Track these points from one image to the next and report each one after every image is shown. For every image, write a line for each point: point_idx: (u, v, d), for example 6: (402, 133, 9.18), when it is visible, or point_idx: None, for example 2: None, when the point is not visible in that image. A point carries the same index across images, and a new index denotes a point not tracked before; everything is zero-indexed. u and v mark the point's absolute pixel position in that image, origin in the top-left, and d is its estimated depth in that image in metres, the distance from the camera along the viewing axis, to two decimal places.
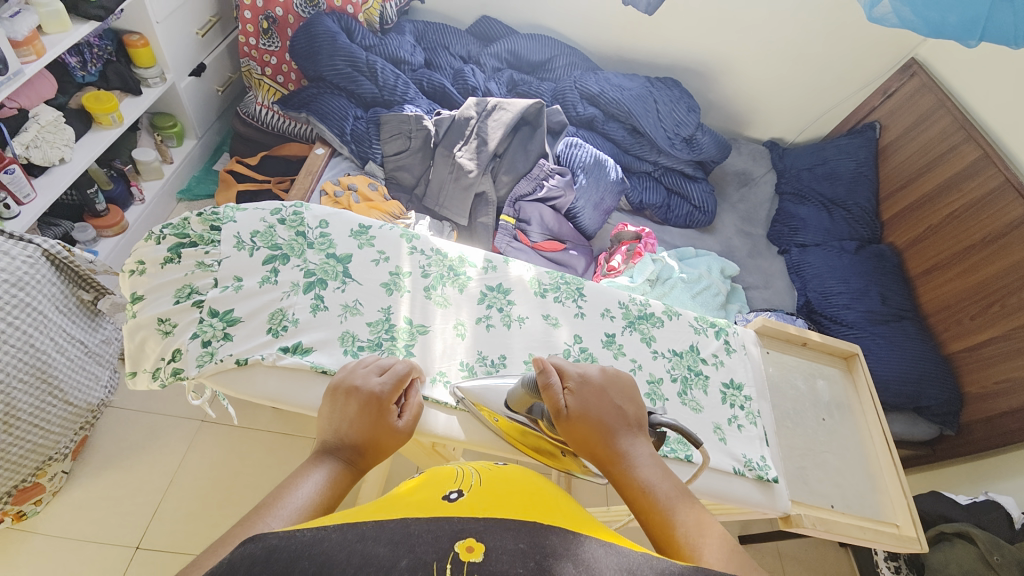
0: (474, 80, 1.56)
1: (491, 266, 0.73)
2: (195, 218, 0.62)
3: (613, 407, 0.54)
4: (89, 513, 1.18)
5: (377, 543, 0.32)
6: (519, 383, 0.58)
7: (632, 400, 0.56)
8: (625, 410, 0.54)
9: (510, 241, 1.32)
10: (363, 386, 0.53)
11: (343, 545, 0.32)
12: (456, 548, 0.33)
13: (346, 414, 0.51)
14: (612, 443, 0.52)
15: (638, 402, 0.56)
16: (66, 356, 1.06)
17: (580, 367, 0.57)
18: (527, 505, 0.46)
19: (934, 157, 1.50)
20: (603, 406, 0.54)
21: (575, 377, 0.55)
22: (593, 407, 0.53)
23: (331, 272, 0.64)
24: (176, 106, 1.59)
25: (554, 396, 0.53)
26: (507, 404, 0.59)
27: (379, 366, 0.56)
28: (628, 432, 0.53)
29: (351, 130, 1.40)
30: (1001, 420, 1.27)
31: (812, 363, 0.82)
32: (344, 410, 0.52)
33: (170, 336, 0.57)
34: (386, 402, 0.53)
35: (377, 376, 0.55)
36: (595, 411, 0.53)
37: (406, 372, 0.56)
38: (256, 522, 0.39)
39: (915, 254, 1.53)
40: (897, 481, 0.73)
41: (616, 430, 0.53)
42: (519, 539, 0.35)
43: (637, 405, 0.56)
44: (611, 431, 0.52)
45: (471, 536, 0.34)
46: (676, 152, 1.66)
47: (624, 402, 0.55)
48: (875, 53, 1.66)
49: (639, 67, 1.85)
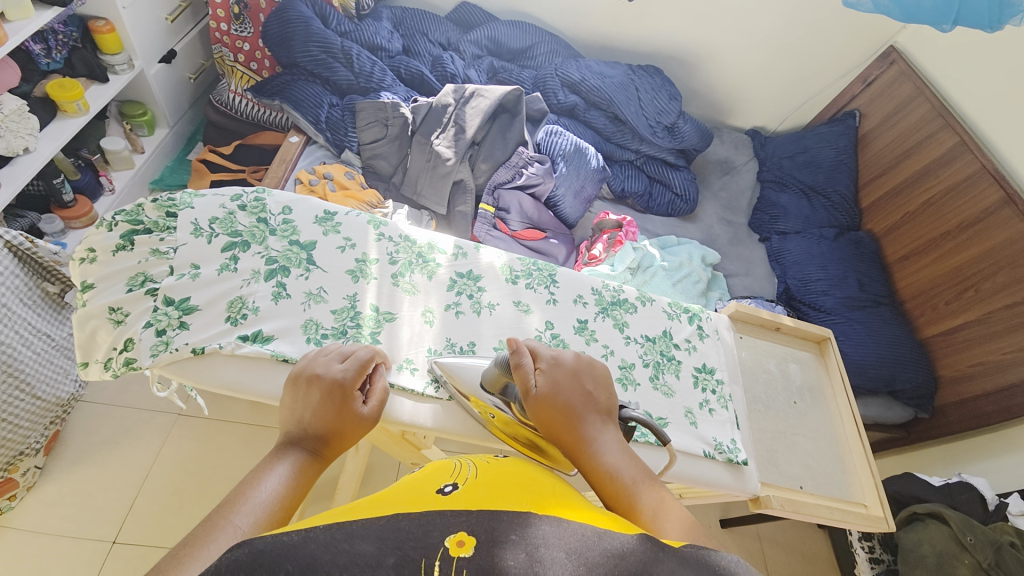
0: (452, 67, 1.54)
1: (461, 253, 0.72)
2: (149, 205, 0.60)
3: (583, 392, 0.54)
4: (61, 509, 1.16)
5: (365, 541, 0.32)
6: (493, 364, 0.58)
7: (602, 385, 0.55)
8: (595, 395, 0.54)
9: (489, 230, 1.31)
10: (325, 373, 0.52)
11: (329, 545, 0.31)
12: (447, 543, 0.33)
13: (309, 403, 0.50)
14: (581, 427, 0.51)
15: (610, 389, 0.56)
16: (32, 350, 1.04)
17: (554, 350, 0.57)
18: (519, 495, 0.45)
19: (912, 144, 1.51)
20: (573, 392, 0.53)
21: (546, 359, 0.56)
22: (563, 390, 0.53)
23: (294, 259, 0.62)
24: (145, 93, 1.54)
25: (524, 376, 0.54)
26: (483, 386, 0.58)
27: (340, 353, 0.55)
28: (597, 418, 0.52)
29: (326, 118, 1.37)
30: (975, 403, 1.30)
31: (785, 348, 0.83)
32: (305, 399, 0.51)
33: (122, 326, 0.55)
34: (349, 390, 0.52)
35: (338, 363, 0.54)
36: (566, 395, 0.53)
37: (367, 358, 0.55)
38: (220, 522, 0.38)
39: (892, 241, 1.55)
40: (866, 463, 0.74)
41: (585, 413, 0.52)
42: (482, 528, 0.34)
43: (607, 390, 0.56)
44: (581, 415, 0.52)
45: (463, 530, 0.34)
46: (658, 140, 1.66)
47: (594, 387, 0.55)
48: (855, 41, 1.67)
49: (622, 55, 1.84)
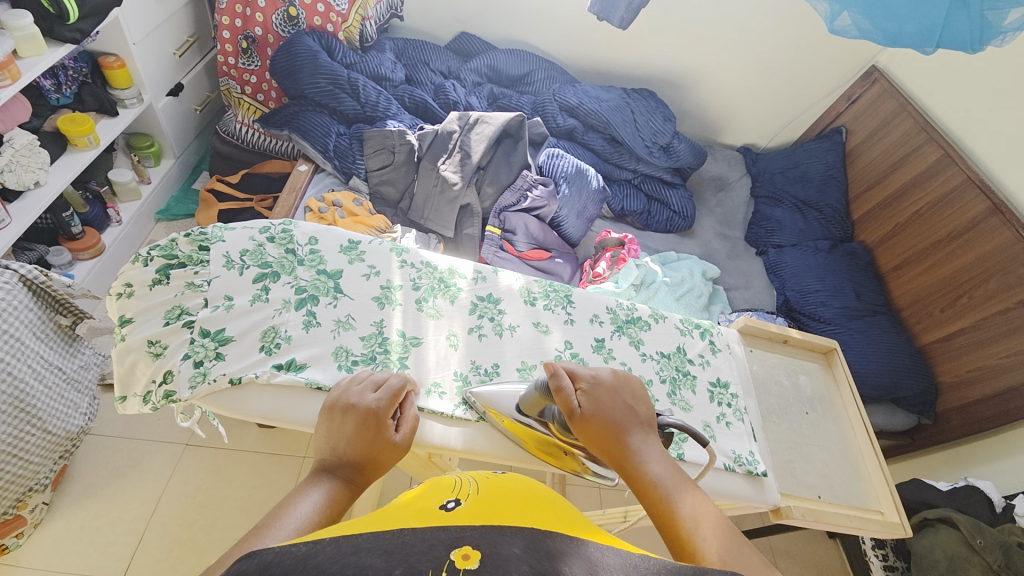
0: (455, 94, 1.59)
1: (481, 277, 0.74)
2: (182, 239, 0.62)
3: (625, 404, 0.56)
4: (70, 545, 1.14)
5: (371, 554, 0.33)
6: (530, 390, 0.60)
7: (642, 399, 0.58)
8: (636, 407, 0.57)
9: (496, 251, 1.33)
10: (359, 403, 0.54)
11: (336, 557, 0.32)
12: (453, 556, 0.33)
13: (345, 433, 0.51)
14: (622, 435, 0.54)
15: (647, 402, 0.59)
16: (45, 383, 1.04)
17: (592, 370, 0.59)
18: (523, 512, 0.47)
19: (898, 158, 1.58)
20: (615, 404, 0.56)
21: (586, 379, 0.57)
22: (605, 406, 0.56)
23: (322, 288, 0.64)
24: (153, 125, 1.57)
25: (567, 398, 0.56)
26: (519, 409, 0.61)
27: (373, 383, 0.57)
28: (639, 429, 0.55)
29: (334, 146, 1.40)
30: (976, 407, 1.32)
31: (794, 359, 0.85)
32: (341, 428, 0.52)
33: (162, 358, 0.56)
34: (383, 418, 0.53)
35: (371, 393, 0.55)
36: (609, 412, 0.55)
37: (400, 387, 0.56)
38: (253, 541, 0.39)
39: (885, 251, 1.60)
40: (879, 470, 0.76)
41: (627, 425, 0.55)
42: (527, 548, 0.36)
43: (646, 404, 0.58)
44: (621, 426, 0.55)
45: (467, 545, 0.34)
46: (654, 159, 1.71)
47: (635, 401, 0.57)
48: (838, 62, 1.75)
49: (615, 79, 1.91)
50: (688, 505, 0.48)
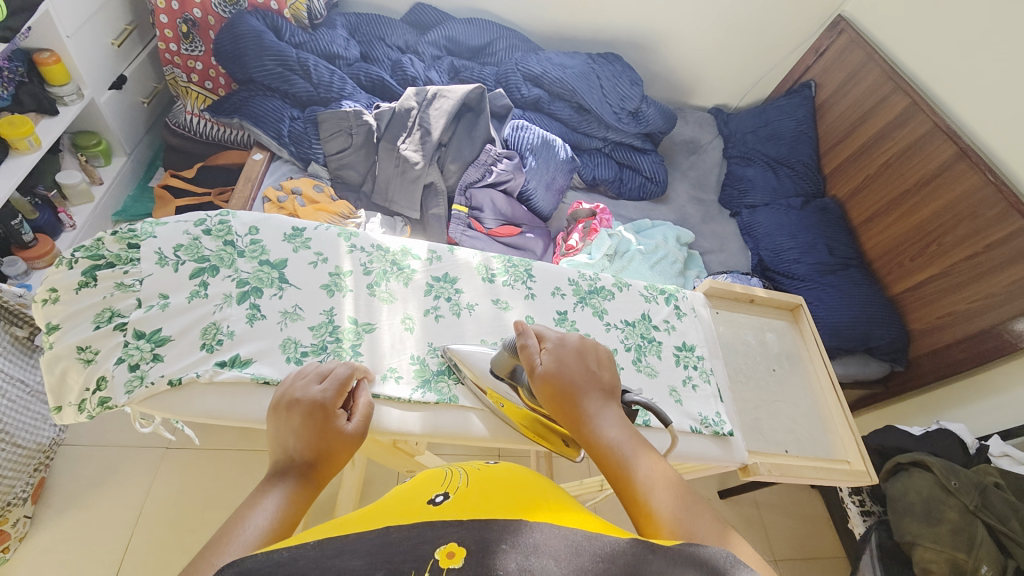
0: (412, 70, 1.53)
1: (436, 256, 0.72)
2: (109, 238, 0.58)
3: (586, 370, 0.55)
4: (56, 556, 1.12)
5: (354, 556, 0.33)
6: (502, 350, 0.60)
7: (605, 364, 0.57)
8: (598, 372, 0.56)
9: (464, 230, 1.30)
10: (304, 397, 0.52)
11: (316, 561, 0.33)
12: (437, 555, 0.34)
13: (293, 429, 0.49)
14: (583, 405, 0.53)
15: (612, 370, 0.57)
16: (7, 398, 1.01)
17: (560, 332, 0.59)
18: (509, 503, 0.47)
19: (867, 109, 1.56)
20: (576, 372, 0.55)
21: (552, 339, 0.58)
22: (567, 370, 0.55)
23: (265, 279, 0.61)
24: (97, 122, 1.49)
25: (530, 355, 0.56)
26: (494, 371, 0.60)
27: (318, 373, 0.55)
28: (600, 398, 0.54)
29: (289, 132, 1.34)
30: (946, 352, 1.35)
31: (760, 318, 0.85)
32: (288, 424, 0.50)
33: (93, 364, 0.53)
34: (331, 408, 0.52)
35: (316, 384, 0.53)
36: (569, 374, 0.55)
37: (347, 376, 0.55)
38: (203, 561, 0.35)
39: (856, 204, 1.60)
40: (844, 420, 0.77)
41: (588, 393, 0.54)
42: (474, 541, 0.35)
43: (610, 370, 0.57)
44: (582, 392, 0.54)
45: (453, 541, 0.35)
46: (624, 126, 1.68)
47: (597, 368, 0.56)
48: (805, 14, 1.72)
49: (580, 44, 1.85)
50: (643, 470, 0.47)
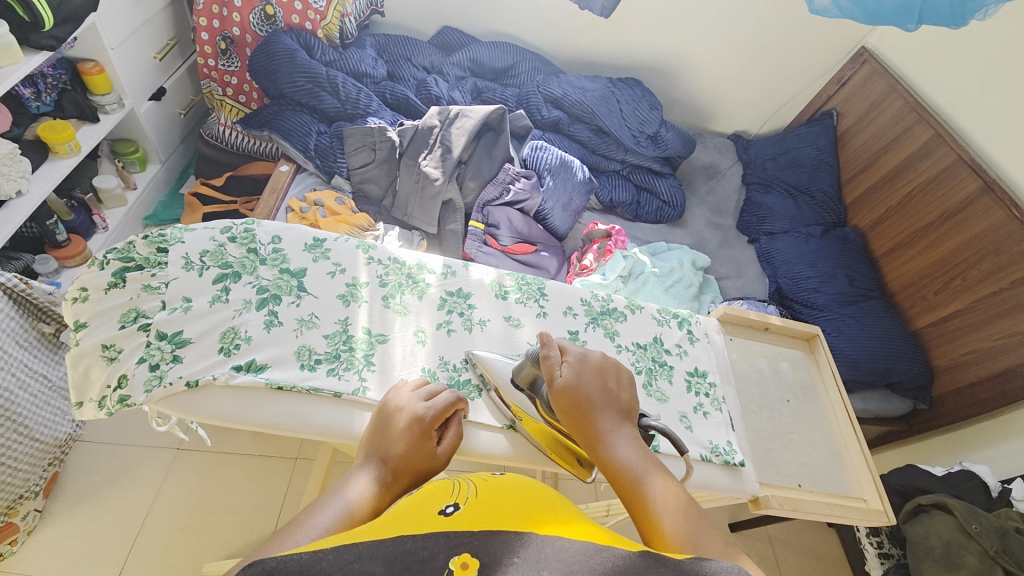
0: (437, 89, 1.58)
1: (450, 271, 0.73)
2: (140, 241, 0.60)
3: (604, 388, 0.56)
4: (64, 552, 1.14)
5: (372, 562, 0.35)
6: (525, 359, 0.61)
7: (625, 385, 0.58)
8: (617, 392, 0.56)
9: (480, 246, 1.32)
10: (408, 410, 0.54)
11: (339, 565, 0.34)
12: (451, 566, 0.36)
13: (394, 436, 0.52)
14: (598, 422, 0.54)
15: (631, 391, 0.58)
16: (29, 391, 1.04)
17: (583, 347, 0.59)
18: (516, 516, 0.46)
19: (890, 139, 1.55)
20: (594, 387, 0.56)
21: (575, 353, 0.58)
22: (585, 385, 0.56)
23: (285, 287, 0.63)
24: (136, 130, 1.56)
25: (551, 367, 0.57)
26: (513, 381, 0.62)
27: (424, 393, 0.56)
28: (616, 416, 0.54)
29: (315, 146, 1.39)
30: (972, 390, 1.30)
31: (775, 346, 0.84)
32: (388, 432, 0.52)
33: (116, 362, 0.55)
34: (429, 428, 0.54)
35: (421, 402, 0.55)
36: (586, 390, 0.55)
37: (451, 402, 0.56)
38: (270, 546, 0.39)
39: (878, 235, 1.58)
40: (861, 456, 0.74)
41: (603, 411, 0.54)
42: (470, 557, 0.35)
43: (629, 392, 0.58)
44: (598, 410, 0.54)
45: (466, 552, 0.37)
46: (642, 149, 1.70)
47: (616, 386, 0.57)
48: (826, 44, 1.73)
49: (601, 69, 1.89)
50: (656, 489, 0.48)
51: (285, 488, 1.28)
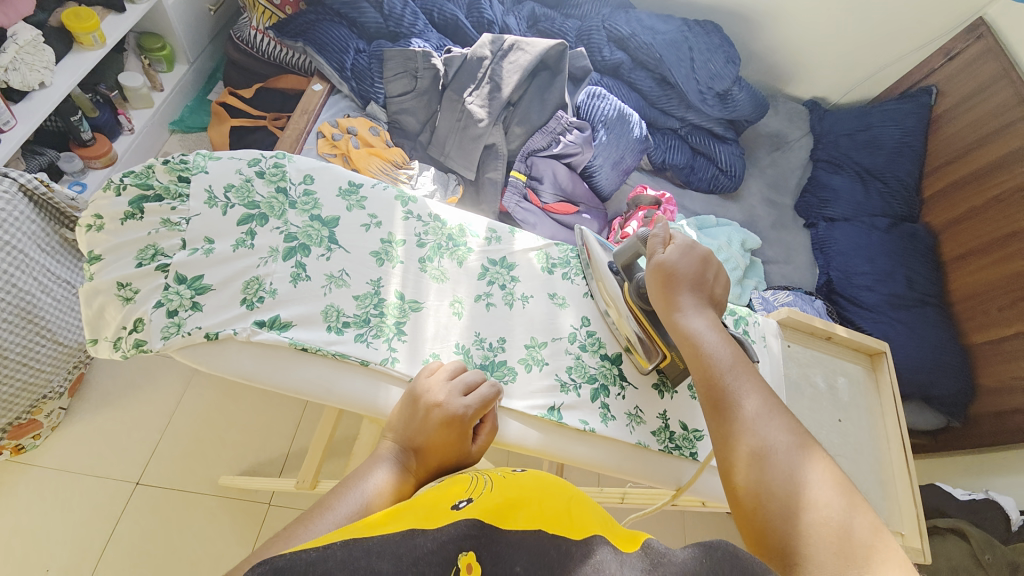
0: (490, 12, 1.39)
1: (495, 237, 0.66)
2: (160, 166, 0.55)
3: (702, 275, 0.58)
4: (90, 448, 1.20)
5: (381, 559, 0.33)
6: (630, 241, 0.63)
7: (720, 280, 0.59)
8: (711, 283, 0.58)
9: (519, 201, 1.22)
10: (446, 405, 0.49)
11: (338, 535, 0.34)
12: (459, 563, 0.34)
13: (424, 430, 0.48)
14: (687, 302, 0.56)
15: (722, 287, 0.59)
16: (53, 297, 1.03)
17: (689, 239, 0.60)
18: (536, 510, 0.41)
19: (986, 134, 1.36)
20: (694, 273, 0.58)
21: (681, 240, 0.59)
22: (686, 266, 0.58)
23: (314, 237, 0.57)
24: (164, 25, 1.45)
25: (656, 246, 0.59)
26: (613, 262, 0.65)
27: (463, 386, 0.51)
28: (706, 303, 0.57)
29: (351, 65, 1.27)
30: (1011, 417, 1.22)
31: (835, 360, 0.77)
32: (422, 423, 0.49)
33: (132, 304, 0.50)
34: (468, 428, 0.49)
35: (460, 398, 0.50)
36: (686, 272, 0.57)
37: (492, 398, 0.51)
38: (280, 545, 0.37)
39: (952, 237, 1.43)
40: (909, 489, 0.69)
41: (695, 294, 0.57)
42: None
43: (721, 289, 0.59)
44: (692, 289, 0.57)
45: (471, 551, 0.35)
46: (707, 108, 1.52)
47: (713, 279, 0.59)
48: (943, 5, 1.47)
49: (674, 7, 1.66)
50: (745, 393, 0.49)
51: (299, 416, 1.30)
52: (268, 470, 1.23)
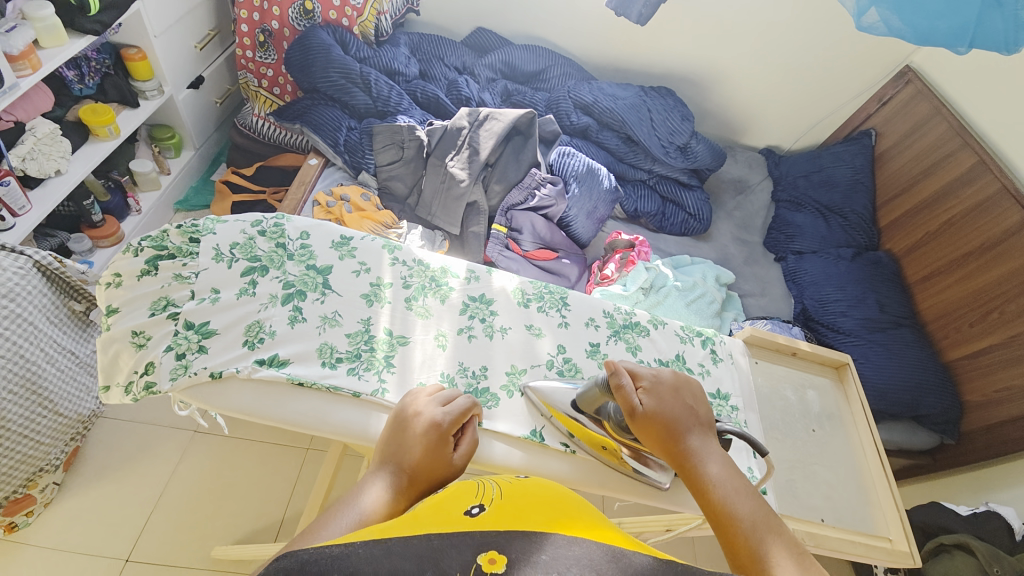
0: (467, 90, 1.57)
1: (474, 276, 0.72)
2: (174, 230, 0.62)
3: (685, 405, 0.58)
4: (80, 524, 1.17)
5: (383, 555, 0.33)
6: (591, 386, 0.60)
7: (700, 400, 0.60)
8: (696, 409, 0.58)
9: (501, 250, 1.31)
10: (426, 413, 0.54)
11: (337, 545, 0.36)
12: (480, 560, 0.34)
13: (412, 439, 0.52)
14: (686, 441, 0.56)
15: (706, 404, 0.60)
16: (57, 366, 1.07)
17: (652, 370, 0.61)
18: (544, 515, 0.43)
19: (930, 164, 1.50)
20: (677, 406, 0.57)
21: (648, 377, 0.59)
22: (667, 405, 0.57)
23: (310, 283, 0.63)
24: (173, 117, 1.61)
25: (627, 396, 0.57)
26: (575, 405, 0.62)
27: (441, 397, 0.57)
28: (699, 432, 0.57)
29: (344, 141, 1.41)
30: (1002, 429, 1.24)
31: (803, 373, 0.81)
32: (408, 434, 0.53)
33: (144, 349, 0.56)
34: (448, 433, 0.54)
35: (438, 406, 0.55)
36: (670, 410, 0.57)
37: (468, 407, 0.56)
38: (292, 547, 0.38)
39: (913, 261, 1.52)
40: (889, 494, 0.72)
41: (688, 428, 0.56)
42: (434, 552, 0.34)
43: (706, 406, 0.60)
44: (683, 427, 0.56)
45: (495, 548, 0.35)
46: (671, 160, 1.67)
47: (694, 402, 0.59)
48: (867, 62, 1.68)
49: (633, 76, 1.87)
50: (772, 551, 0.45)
51: (294, 477, 1.29)
52: (262, 537, 1.21)
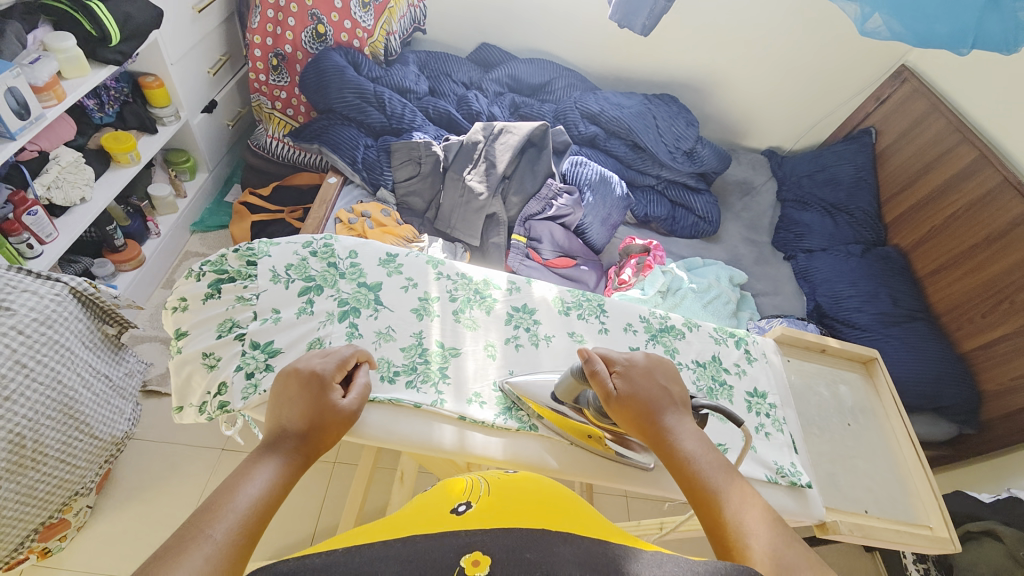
0: (477, 105, 1.61)
1: (515, 287, 0.75)
2: (231, 254, 0.64)
3: (658, 385, 0.59)
4: (115, 548, 1.18)
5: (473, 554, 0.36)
6: (567, 377, 0.61)
7: (674, 378, 0.60)
8: (668, 388, 0.59)
9: (523, 260, 1.34)
10: (305, 367, 0.54)
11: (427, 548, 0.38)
12: (463, 563, 0.35)
13: (292, 398, 0.52)
14: (660, 420, 0.56)
15: (680, 383, 0.61)
16: (92, 390, 1.08)
17: (623, 354, 0.61)
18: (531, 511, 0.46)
19: (930, 160, 1.54)
20: (649, 387, 0.58)
21: (620, 363, 0.60)
22: (640, 388, 0.58)
23: (363, 300, 0.66)
24: (189, 142, 1.64)
25: (602, 381, 0.58)
26: (556, 398, 0.63)
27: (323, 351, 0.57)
28: (674, 410, 0.57)
29: (362, 159, 1.43)
30: (1020, 416, 1.27)
31: (832, 369, 0.84)
32: (288, 393, 0.52)
33: (216, 370, 0.58)
34: (329, 381, 0.54)
35: (319, 358, 0.56)
36: (644, 392, 0.58)
37: (349, 355, 0.57)
38: (193, 531, 0.38)
39: (920, 255, 1.55)
40: (928, 483, 0.74)
41: (663, 408, 0.57)
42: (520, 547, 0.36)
43: (679, 384, 0.60)
44: (657, 408, 0.57)
45: (478, 550, 0.36)
46: (678, 165, 1.71)
47: (666, 380, 0.60)
48: (864, 63, 1.73)
49: (635, 85, 1.91)
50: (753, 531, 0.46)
51: (324, 492, 1.30)
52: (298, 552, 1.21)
